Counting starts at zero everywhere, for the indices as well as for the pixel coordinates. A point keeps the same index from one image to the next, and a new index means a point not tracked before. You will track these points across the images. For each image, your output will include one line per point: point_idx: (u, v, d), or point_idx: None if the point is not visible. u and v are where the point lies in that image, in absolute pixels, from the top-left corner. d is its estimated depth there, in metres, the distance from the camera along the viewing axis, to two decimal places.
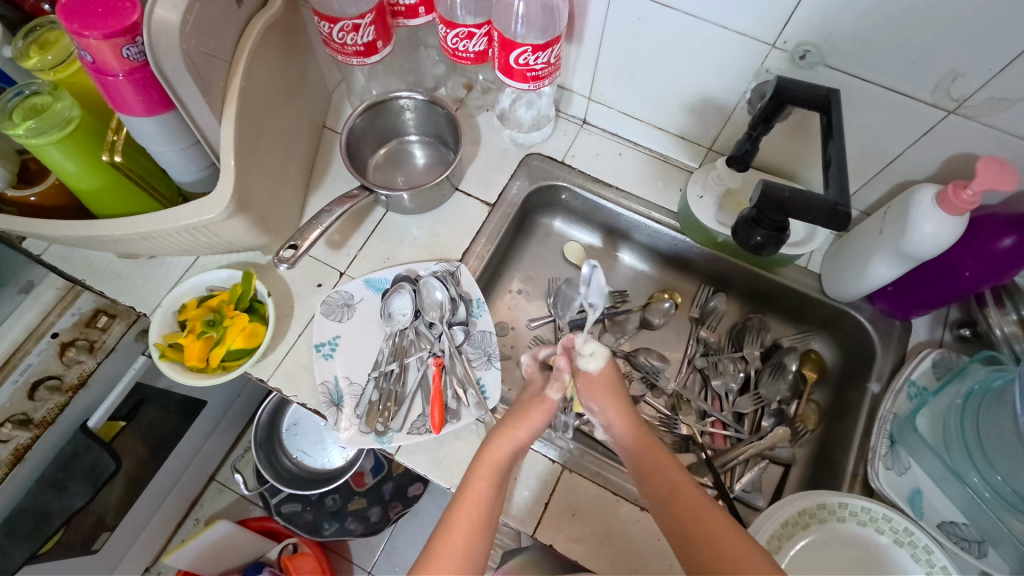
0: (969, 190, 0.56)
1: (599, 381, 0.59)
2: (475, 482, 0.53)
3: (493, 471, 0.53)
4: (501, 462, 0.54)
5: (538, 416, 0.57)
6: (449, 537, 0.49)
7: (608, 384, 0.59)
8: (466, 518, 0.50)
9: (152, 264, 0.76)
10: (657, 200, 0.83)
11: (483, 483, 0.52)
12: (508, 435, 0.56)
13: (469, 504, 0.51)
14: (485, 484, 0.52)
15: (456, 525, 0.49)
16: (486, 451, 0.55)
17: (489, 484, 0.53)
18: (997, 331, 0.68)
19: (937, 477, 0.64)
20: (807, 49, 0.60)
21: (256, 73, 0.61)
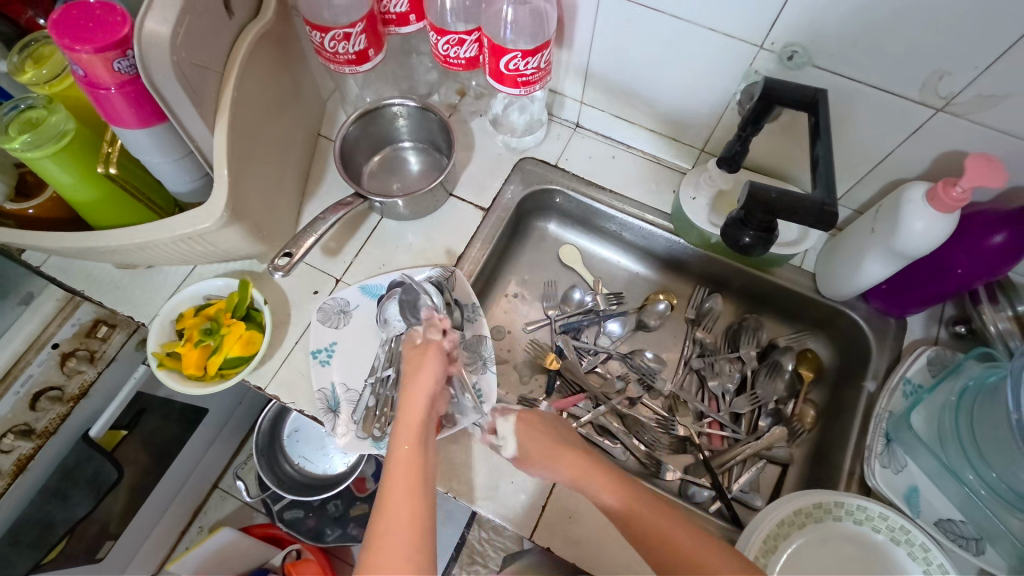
0: (958, 187, 0.56)
1: (528, 438, 0.62)
2: (403, 446, 0.54)
3: (417, 430, 0.55)
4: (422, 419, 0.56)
5: (430, 355, 0.60)
6: (393, 507, 0.50)
7: (536, 439, 0.62)
8: (405, 483, 0.51)
9: (150, 274, 0.77)
10: (650, 202, 0.83)
11: (410, 445, 0.54)
12: (417, 388, 0.58)
13: (400, 473, 0.52)
14: (410, 444, 0.54)
15: (396, 492, 0.51)
16: (405, 415, 0.56)
17: (414, 442, 0.54)
18: (990, 328, 0.68)
19: (933, 475, 0.64)
20: (794, 50, 0.61)
21: (248, 83, 0.62)
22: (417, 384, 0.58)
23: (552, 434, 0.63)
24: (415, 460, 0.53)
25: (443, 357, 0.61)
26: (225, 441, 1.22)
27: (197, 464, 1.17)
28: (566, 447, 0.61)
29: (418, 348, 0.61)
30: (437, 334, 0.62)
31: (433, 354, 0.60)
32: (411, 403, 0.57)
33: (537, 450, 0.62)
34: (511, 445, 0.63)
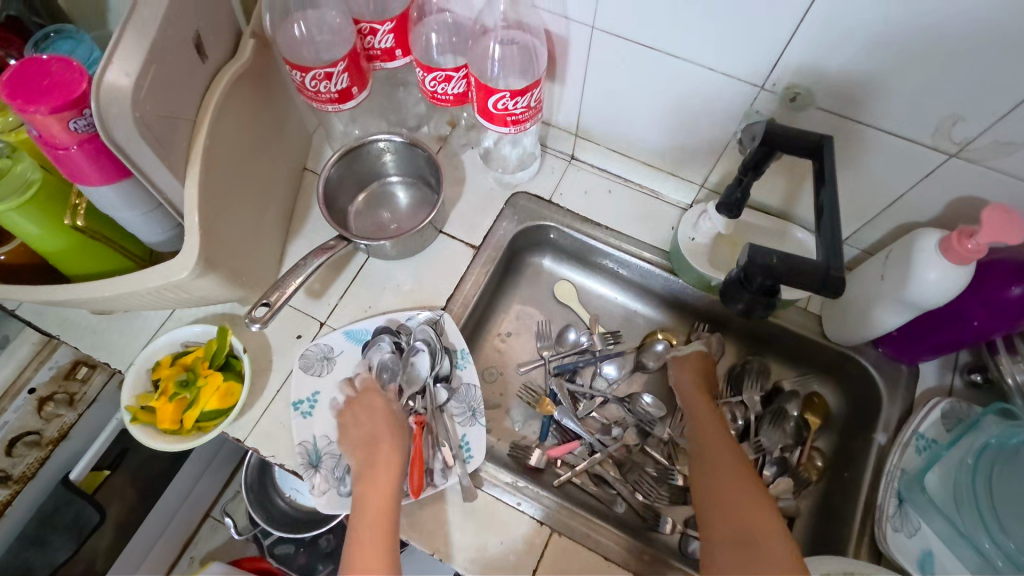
0: (974, 240, 0.52)
1: (692, 364, 0.74)
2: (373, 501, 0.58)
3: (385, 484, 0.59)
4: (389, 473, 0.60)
5: (382, 420, 0.64)
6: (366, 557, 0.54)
7: (699, 367, 0.74)
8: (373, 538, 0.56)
9: (127, 318, 0.74)
10: (648, 239, 0.80)
11: (380, 501, 0.58)
12: (382, 455, 0.61)
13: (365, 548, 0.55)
14: (380, 498, 0.58)
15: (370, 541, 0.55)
16: (375, 475, 0.60)
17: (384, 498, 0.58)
18: (1009, 379, 0.64)
19: (948, 539, 0.60)
20: (796, 91, 0.58)
21: (225, 127, 0.59)
22: (371, 431, 0.63)
23: (709, 373, 0.74)
24: (385, 513, 0.58)
25: (392, 419, 0.64)
26: (215, 474, 1.18)
27: (184, 500, 1.13)
28: (707, 381, 0.73)
29: (381, 404, 0.65)
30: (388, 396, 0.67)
31: (382, 412, 0.65)
32: (375, 460, 0.61)
33: (697, 381, 0.72)
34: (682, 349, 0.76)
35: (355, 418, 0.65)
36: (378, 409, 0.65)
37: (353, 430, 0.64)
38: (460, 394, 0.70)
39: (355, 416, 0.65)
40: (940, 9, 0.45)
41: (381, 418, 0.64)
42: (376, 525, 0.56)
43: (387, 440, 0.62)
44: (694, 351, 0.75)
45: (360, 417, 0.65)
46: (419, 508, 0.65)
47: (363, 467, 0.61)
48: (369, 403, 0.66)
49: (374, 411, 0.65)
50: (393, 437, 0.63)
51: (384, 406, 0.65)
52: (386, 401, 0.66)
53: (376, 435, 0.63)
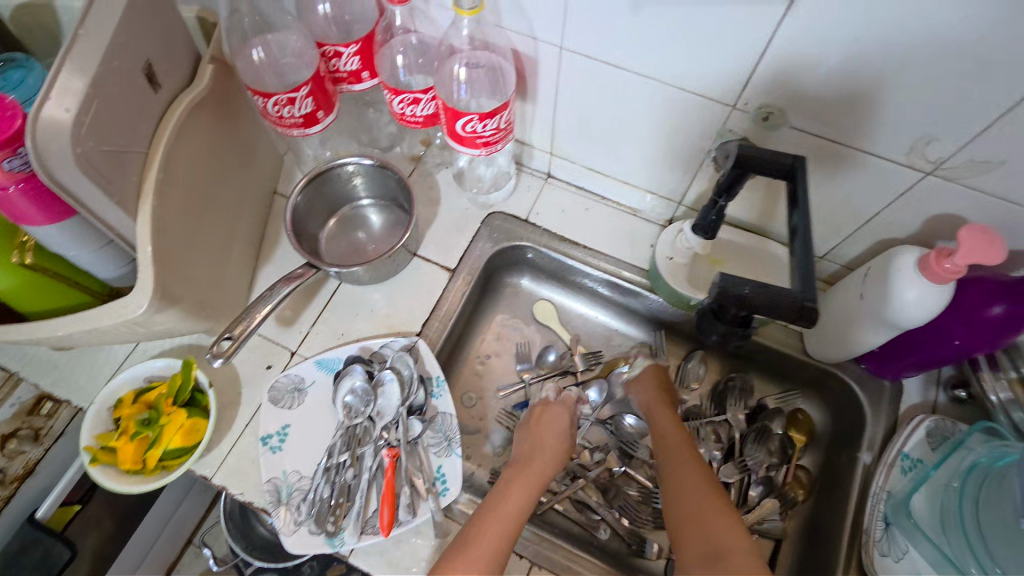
0: (952, 260, 0.51)
1: (651, 382, 0.73)
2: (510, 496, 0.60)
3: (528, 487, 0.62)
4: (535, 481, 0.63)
5: (559, 417, 0.71)
6: (481, 538, 0.56)
7: (658, 384, 0.73)
8: (497, 525, 0.57)
9: (90, 352, 0.72)
10: (626, 257, 0.79)
11: (519, 495, 0.61)
12: (545, 440, 0.68)
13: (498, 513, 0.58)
14: (519, 495, 0.60)
15: (487, 529, 0.56)
16: (522, 478, 0.63)
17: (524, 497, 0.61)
18: (992, 397, 0.63)
19: (935, 563, 0.59)
20: (768, 111, 0.56)
21: (182, 157, 0.58)
22: (548, 445, 0.68)
23: (670, 391, 0.73)
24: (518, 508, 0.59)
25: (568, 419, 0.71)
26: (195, 501, 1.15)
27: (162, 530, 1.09)
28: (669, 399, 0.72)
29: (561, 407, 0.72)
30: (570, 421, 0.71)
31: (563, 436, 0.69)
32: (535, 453, 0.66)
33: (659, 399, 0.71)
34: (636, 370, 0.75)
35: (529, 421, 0.71)
36: (561, 428, 0.70)
37: (535, 439, 0.68)
38: (437, 425, 0.68)
39: (534, 428, 0.70)
40: (909, 30, 0.44)
41: (552, 437, 0.69)
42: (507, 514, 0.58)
43: (548, 453, 0.67)
44: (650, 369, 0.74)
45: (534, 429, 0.70)
46: (394, 545, 0.63)
47: (518, 453, 0.67)
48: (543, 425, 0.70)
49: (559, 428, 0.70)
50: (558, 454, 0.67)
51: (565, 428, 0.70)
52: (560, 430, 0.69)
53: (551, 449, 0.67)
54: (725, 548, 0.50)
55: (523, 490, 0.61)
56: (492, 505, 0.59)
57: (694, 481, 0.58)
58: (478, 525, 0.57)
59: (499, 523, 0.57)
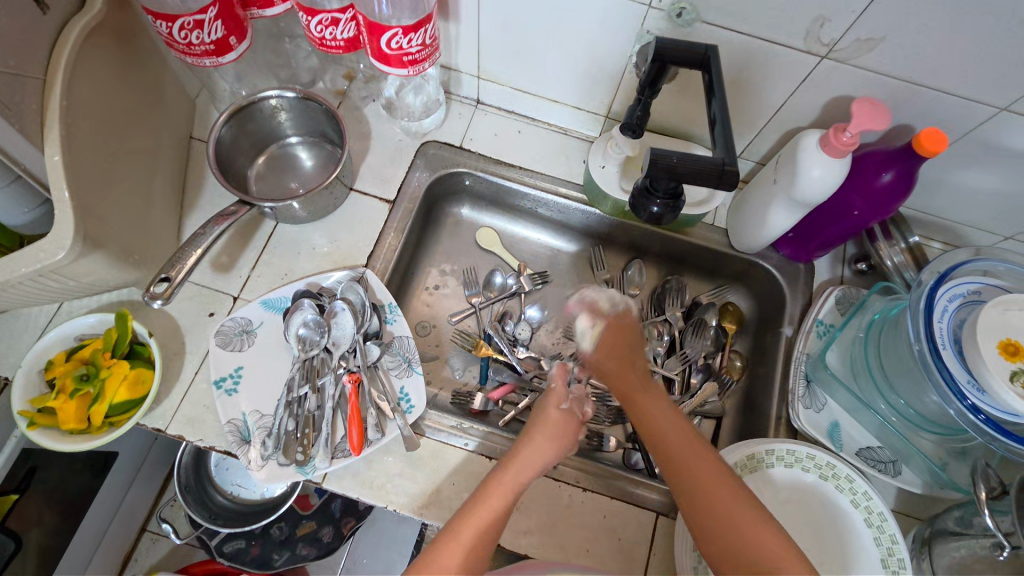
0: (848, 132, 0.57)
1: (607, 347, 0.63)
2: (497, 487, 0.54)
3: (524, 465, 0.56)
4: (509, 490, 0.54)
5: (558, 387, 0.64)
6: (456, 541, 0.50)
7: (612, 346, 0.62)
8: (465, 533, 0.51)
9: (5, 320, 0.66)
10: (562, 174, 0.82)
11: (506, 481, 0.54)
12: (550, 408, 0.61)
13: (493, 496, 0.53)
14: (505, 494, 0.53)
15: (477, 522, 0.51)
16: (510, 465, 0.55)
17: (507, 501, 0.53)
18: (888, 263, 0.72)
19: (850, 408, 0.68)
20: (681, 7, 0.59)
21: (86, 89, 0.54)
22: (539, 449, 0.57)
23: (631, 342, 0.64)
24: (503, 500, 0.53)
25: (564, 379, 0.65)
26: (145, 481, 1.10)
27: (113, 514, 1.05)
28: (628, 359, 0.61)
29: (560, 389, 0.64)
30: (578, 406, 0.63)
31: (569, 424, 0.60)
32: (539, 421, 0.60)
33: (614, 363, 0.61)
34: (584, 341, 0.64)
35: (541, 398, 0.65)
36: (565, 419, 0.60)
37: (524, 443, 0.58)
38: (395, 348, 0.69)
39: (540, 425, 0.59)
40: None
41: (558, 435, 0.59)
42: (487, 510, 0.52)
43: (539, 450, 0.57)
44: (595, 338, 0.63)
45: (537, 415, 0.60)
46: (367, 465, 0.65)
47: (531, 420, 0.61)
48: (556, 425, 0.60)
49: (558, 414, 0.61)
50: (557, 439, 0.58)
51: (570, 419, 0.60)
52: (568, 417, 0.61)
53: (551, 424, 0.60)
54: (732, 513, 0.49)
55: (514, 483, 0.54)
56: (469, 502, 0.53)
57: (678, 432, 0.55)
58: (456, 524, 0.51)
59: (481, 524, 0.51)
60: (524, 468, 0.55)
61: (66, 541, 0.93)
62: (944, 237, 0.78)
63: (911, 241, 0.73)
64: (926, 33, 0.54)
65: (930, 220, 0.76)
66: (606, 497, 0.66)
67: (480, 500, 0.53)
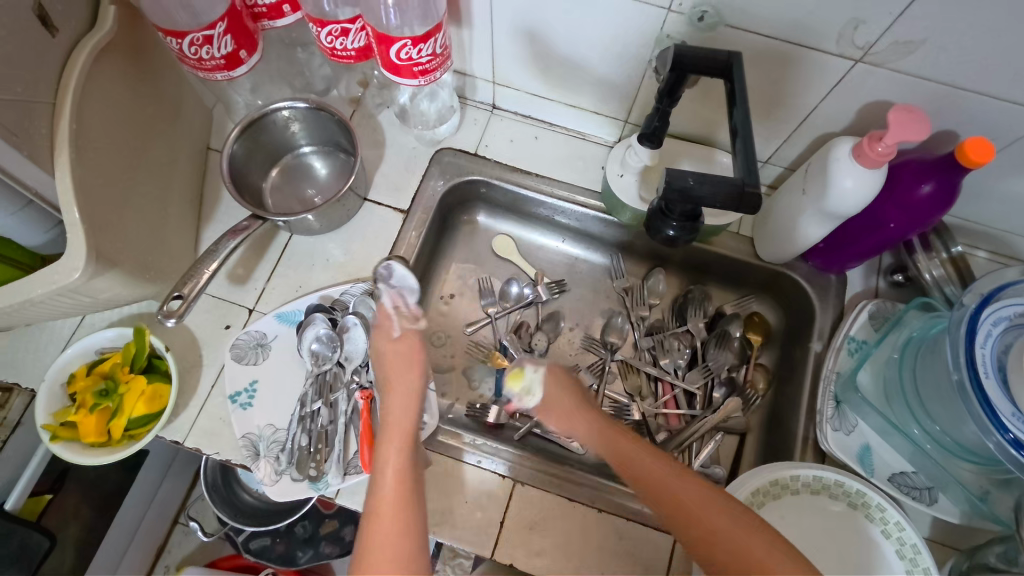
0: (884, 142, 0.53)
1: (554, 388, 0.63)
2: (383, 465, 0.52)
3: (404, 436, 0.55)
4: (399, 447, 0.53)
5: (411, 347, 0.63)
6: (381, 533, 0.46)
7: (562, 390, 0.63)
8: (388, 511, 0.48)
9: (33, 331, 0.68)
10: (579, 182, 0.79)
11: (394, 457, 0.52)
12: (391, 360, 0.61)
13: (388, 474, 0.51)
14: (398, 459, 0.52)
15: (384, 526, 0.47)
16: (385, 437, 0.54)
17: (404, 454, 0.53)
18: (926, 276, 0.68)
19: (882, 432, 0.64)
20: (703, 10, 0.56)
21: (97, 110, 0.55)
22: (400, 391, 0.59)
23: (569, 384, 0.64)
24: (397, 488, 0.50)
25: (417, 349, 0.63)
26: (177, 476, 1.13)
27: (148, 506, 1.08)
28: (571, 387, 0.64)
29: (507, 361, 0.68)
30: (409, 325, 0.65)
31: (413, 342, 0.63)
32: (394, 368, 0.61)
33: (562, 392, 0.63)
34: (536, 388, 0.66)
35: (382, 356, 0.62)
36: (405, 347, 0.62)
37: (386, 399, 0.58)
38: None
39: (388, 404, 0.58)
40: None
41: (410, 367, 0.61)
42: (390, 505, 0.48)
43: (399, 410, 0.57)
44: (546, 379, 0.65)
45: (384, 372, 0.61)
46: None
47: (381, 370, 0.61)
48: (379, 339, 0.63)
49: (404, 360, 0.61)
50: (416, 375, 0.60)
51: (410, 349, 0.62)
52: (399, 335, 0.64)
53: (404, 386, 0.59)
54: (744, 549, 0.46)
55: (399, 439, 0.54)
56: (368, 511, 0.48)
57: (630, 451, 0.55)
58: (370, 516, 0.48)
59: (394, 503, 0.48)
60: (395, 426, 0.56)
61: (101, 536, 0.96)
62: (990, 247, 0.73)
63: (953, 251, 0.69)
64: (972, 35, 0.49)
65: (976, 229, 0.71)
66: (620, 518, 0.65)
67: (375, 503, 0.48)
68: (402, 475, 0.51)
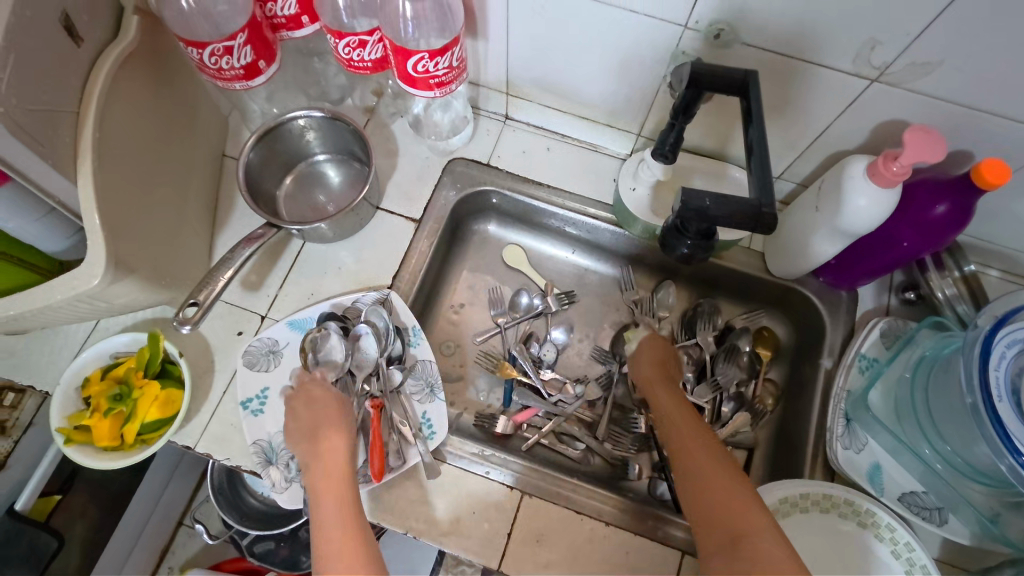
0: (899, 162, 0.53)
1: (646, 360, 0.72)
2: (321, 510, 0.55)
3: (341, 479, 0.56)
4: (335, 488, 0.56)
5: (316, 388, 0.64)
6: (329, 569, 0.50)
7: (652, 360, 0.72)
8: (331, 550, 0.51)
9: (49, 335, 0.69)
10: (590, 194, 0.79)
11: (328, 501, 0.55)
12: (315, 403, 0.63)
13: (325, 518, 0.54)
14: (333, 502, 0.55)
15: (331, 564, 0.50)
16: (318, 480, 0.57)
17: (338, 495, 0.55)
18: (939, 294, 0.68)
19: (892, 451, 0.64)
20: (719, 28, 0.56)
21: (119, 119, 0.55)
22: (327, 429, 0.60)
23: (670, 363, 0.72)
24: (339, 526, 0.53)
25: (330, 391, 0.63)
26: (184, 477, 1.11)
27: (153, 508, 1.04)
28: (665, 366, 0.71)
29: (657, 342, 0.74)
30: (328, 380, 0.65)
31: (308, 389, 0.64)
32: (316, 411, 0.62)
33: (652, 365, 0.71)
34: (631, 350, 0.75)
35: (295, 404, 0.63)
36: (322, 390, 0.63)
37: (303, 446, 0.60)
38: (417, 373, 0.69)
39: (319, 457, 0.58)
40: None
41: (325, 407, 0.62)
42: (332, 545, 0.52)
43: (326, 451, 0.59)
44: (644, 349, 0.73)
45: (311, 421, 0.61)
46: (387, 491, 0.65)
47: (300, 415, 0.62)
48: (311, 395, 0.63)
49: (325, 399, 0.63)
50: (335, 416, 0.61)
51: (328, 395, 0.63)
52: (326, 386, 0.64)
53: (327, 413, 0.62)
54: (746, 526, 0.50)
55: (329, 478, 0.57)
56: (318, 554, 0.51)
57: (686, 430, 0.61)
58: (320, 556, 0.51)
59: (341, 540, 0.52)
60: (326, 466, 0.58)
61: (109, 535, 0.95)
62: (1003, 266, 0.73)
63: (965, 270, 0.68)
64: (990, 58, 0.49)
65: (990, 248, 0.71)
66: (627, 532, 0.65)
67: (319, 543, 0.52)
68: (342, 516, 0.54)
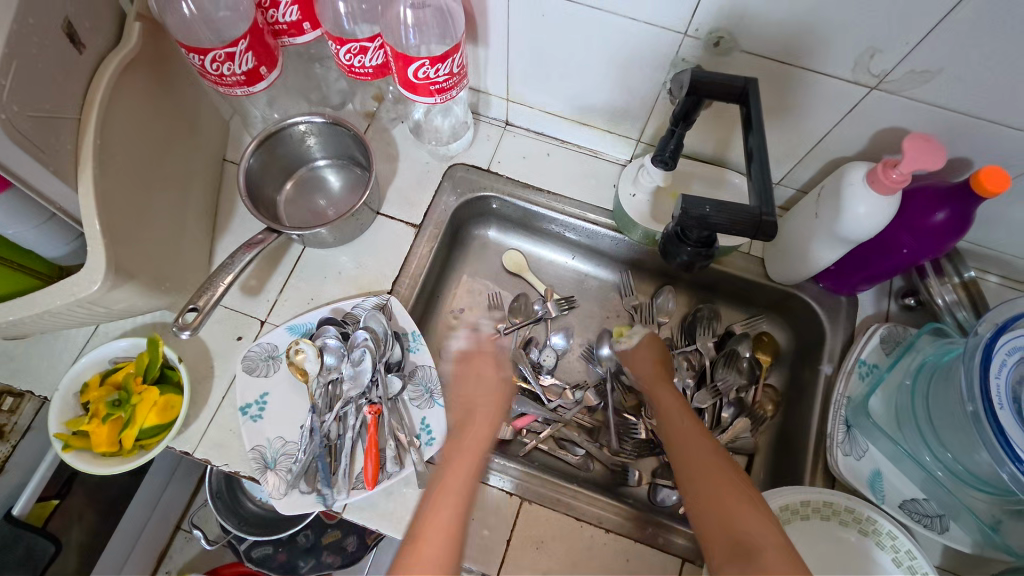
0: (898, 170, 0.53)
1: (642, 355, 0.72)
2: (451, 473, 0.55)
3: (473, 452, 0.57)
4: (471, 458, 0.57)
5: (485, 368, 0.66)
6: (434, 532, 0.50)
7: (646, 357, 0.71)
8: (441, 510, 0.51)
9: (48, 340, 0.69)
10: (591, 199, 0.80)
11: (463, 464, 0.56)
12: (488, 380, 0.65)
13: (449, 483, 0.54)
14: (468, 464, 0.56)
15: (434, 527, 0.50)
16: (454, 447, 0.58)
17: (471, 461, 0.56)
18: (938, 301, 0.68)
19: (894, 457, 0.64)
20: (719, 36, 0.57)
21: (120, 125, 0.55)
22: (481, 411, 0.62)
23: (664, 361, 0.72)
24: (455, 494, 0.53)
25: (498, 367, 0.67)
26: (184, 480, 1.11)
27: (152, 511, 1.05)
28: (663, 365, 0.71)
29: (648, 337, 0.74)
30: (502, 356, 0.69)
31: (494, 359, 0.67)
32: (472, 393, 0.64)
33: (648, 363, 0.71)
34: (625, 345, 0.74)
35: (466, 376, 0.66)
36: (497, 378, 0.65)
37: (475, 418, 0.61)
38: (416, 379, 0.69)
39: (467, 426, 0.61)
40: None
41: (489, 387, 0.64)
42: (447, 510, 0.51)
43: (483, 422, 0.61)
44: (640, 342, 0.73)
45: (467, 398, 0.64)
46: (386, 497, 0.64)
47: (462, 392, 0.65)
48: (480, 370, 0.66)
49: (492, 382, 0.65)
50: (484, 402, 0.63)
51: (503, 384, 0.65)
52: (496, 368, 0.66)
53: (490, 394, 0.64)
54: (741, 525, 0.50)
55: (468, 449, 0.57)
56: (422, 515, 0.51)
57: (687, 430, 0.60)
58: (425, 514, 0.51)
59: (451, 503, 0.52)
60: (474, 439, 0.59)
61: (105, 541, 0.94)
62: (1002, 272, 0.73)
63: (965, 276, 0.68)
64: (989, 66, 0.50)
65: (989, 254, 0.71)
66: (627, 539, 0.64)
67: (432, 503, 0.52)
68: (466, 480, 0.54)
